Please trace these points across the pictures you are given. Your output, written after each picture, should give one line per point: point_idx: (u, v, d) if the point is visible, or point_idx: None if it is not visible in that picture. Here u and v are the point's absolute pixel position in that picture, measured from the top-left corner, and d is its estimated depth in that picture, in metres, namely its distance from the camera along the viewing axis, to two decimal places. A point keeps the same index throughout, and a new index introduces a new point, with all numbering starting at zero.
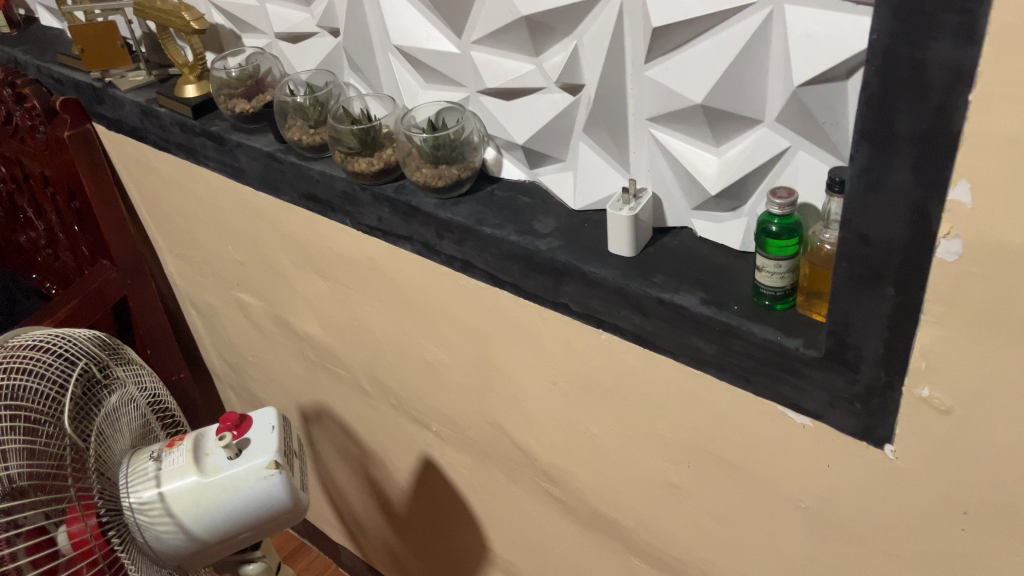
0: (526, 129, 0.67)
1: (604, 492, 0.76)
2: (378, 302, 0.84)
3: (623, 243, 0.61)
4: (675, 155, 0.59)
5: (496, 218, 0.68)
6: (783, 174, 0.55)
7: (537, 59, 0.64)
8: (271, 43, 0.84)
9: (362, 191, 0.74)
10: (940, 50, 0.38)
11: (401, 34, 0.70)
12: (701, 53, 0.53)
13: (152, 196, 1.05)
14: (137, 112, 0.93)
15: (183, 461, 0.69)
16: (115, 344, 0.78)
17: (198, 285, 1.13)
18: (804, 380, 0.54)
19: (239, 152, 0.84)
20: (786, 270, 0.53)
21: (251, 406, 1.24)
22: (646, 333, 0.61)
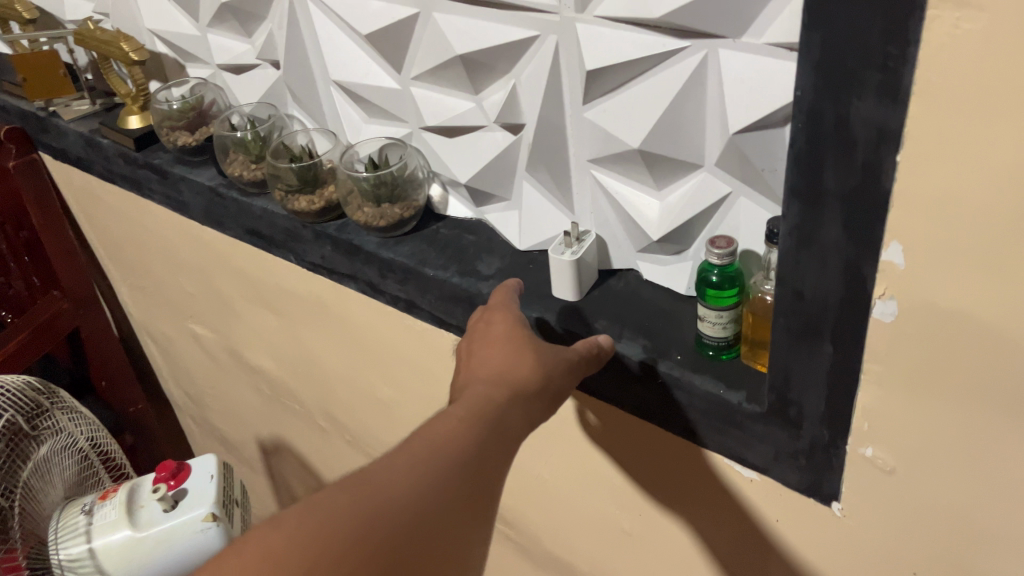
0: (470, 167, 0.65)
1: (559, 535, 0.74)
2: (327, 340, 0.82)
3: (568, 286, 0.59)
4: (617, 198, 0.57)
5: (439, 259, 0.66)
6: (725, 219, 0.53)
7: (476, 97, 0.61)
8: (215, 73, 0.81)
9: (304, 229, 0.72)
10: (864, 108, 0.36)
11: (339, 69, 0.68)
12: (638, 97, 0.51)
13: (102, 226, 1.02)
14: (81, 142, 0.90)
15: (116, 515, 0.69)
16: (53, 389, 0.74)
17: (152, 316, 1.10)
18: (748, 434, 0.52)
19: (182, 186, 0.81)
20: (727, 320, 0.51)
21: (212, 436, 1.22)
22: (590, 380, 0.59)
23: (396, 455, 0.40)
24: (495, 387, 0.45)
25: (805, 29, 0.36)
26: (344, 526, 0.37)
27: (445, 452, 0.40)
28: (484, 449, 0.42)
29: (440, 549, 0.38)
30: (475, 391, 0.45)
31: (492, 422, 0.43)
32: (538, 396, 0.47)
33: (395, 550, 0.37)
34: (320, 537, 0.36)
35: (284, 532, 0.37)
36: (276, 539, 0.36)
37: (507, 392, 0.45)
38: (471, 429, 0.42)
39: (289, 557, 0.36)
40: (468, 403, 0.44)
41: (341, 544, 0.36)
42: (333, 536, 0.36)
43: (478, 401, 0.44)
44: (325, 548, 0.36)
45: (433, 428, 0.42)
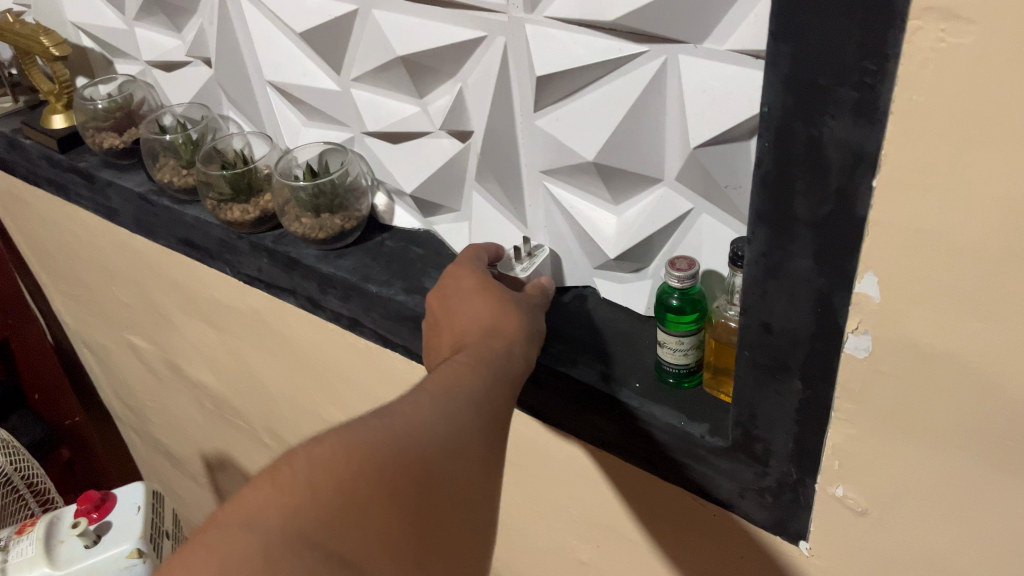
0: (415, 176, 0.60)
1: (514, 562, 0.71)
2: (269, 356, 0.77)
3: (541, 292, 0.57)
4: (572, 212, 0.53)
5: (384, 274, 0.61)
6: (687, 237, 0.49)
7: (421, 101, 0.57)
8: (145, 70, 0.76)
9: (239, 240, 0.67)
10: (838, 129, 0.32)
11: (275, 68, 0.63)
12: (592, 105, 0.47)
13: (29, 231, 0.96)
14: (2, 143, 0.84)
15: (34, 551, 0.68)
16: None
17: (87, 325, 1.04)
18: (711, 468, 0.48)
19: (110, 192, 0.76)
20: (689, 346, 0.47)
21: (155, 449, 1.16)
22: (544, 407, 0.55)
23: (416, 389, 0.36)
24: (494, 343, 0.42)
25: (775, 39, 0.32)
26: (386, 450, 0.32)
27: (465, 396, 0.36)
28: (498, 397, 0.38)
29: (475, 486, 0.34)
30: (472, 343, 0.41)
31: (503, 372, 0.40)
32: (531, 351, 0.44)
33: (438, 476, 0.33)
34: (362, 447, 0.32)
35: (326, 445, 0.32)
36: (320, 453, 0.31)
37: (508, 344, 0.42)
38: (481, 371, 0.38)
39: (335, 469, 0.31)
40: (474, 354, 0.40)
41: (385, 461, 0.32)
42: (375, 457, 0.32)
43: (483, 348, 0.41)
44: (371, 461, 0.31)
45: (445, 368, 0.38)
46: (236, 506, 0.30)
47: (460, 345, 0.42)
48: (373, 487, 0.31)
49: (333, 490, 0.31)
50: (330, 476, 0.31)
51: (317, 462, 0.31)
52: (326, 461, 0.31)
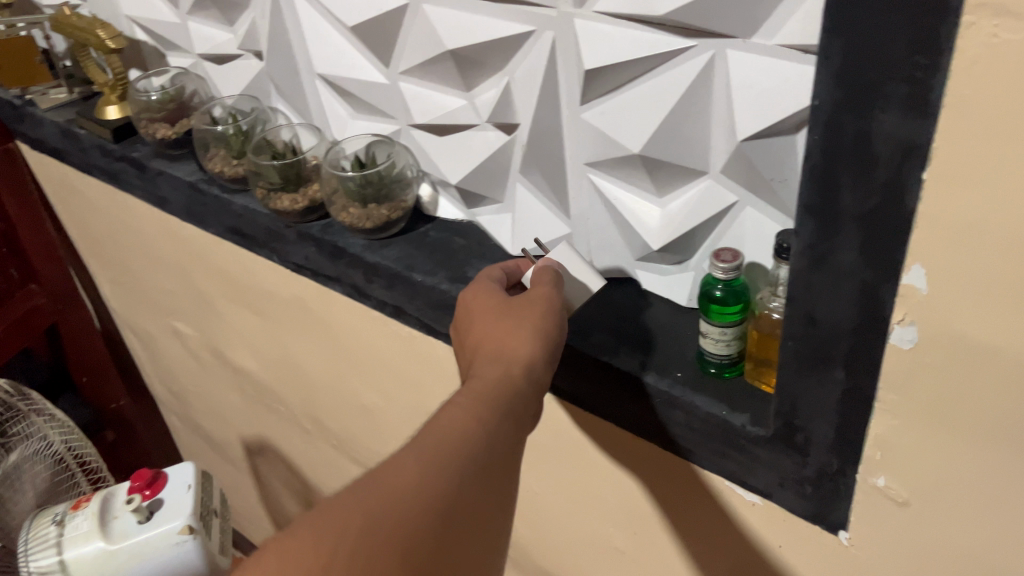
0: (460, 168, 0.62)
1: (549, 550, 0.72)
2: (311, 343, 0.79)
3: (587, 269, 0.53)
4: (615, 204, 0.54)
5: (428, 263, 0.63)
6: (730, 229, 0.50)
7: (468, 95, 0.58)
8: (196, 63, 0.78)
9: (287, 229, 0.68)
10: (888, 123, 0.32)
11: (325, 61, 0.64)
12: (639, 99, 0.48)
13: (80, 219, 0.99)
14: (57, 132, 0.87)
15: (88, 526, 0.67)
16: (24, 393, 0.74)
17: (133, 311, 1.06)
18: (750, 458, 0.49)
19: (161, 181, 0.78)
20: (732, 337, 0.48)
21: (196, 434, 1.19)
22: (585, 395, 0.56)
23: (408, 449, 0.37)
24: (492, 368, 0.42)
25: (826, 34, 0.33)
26: (379, 526, 0.34)
27: (458, 440, 0.37)
28: (502, 427, 0.39)
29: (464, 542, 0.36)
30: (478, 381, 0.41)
31: (509, 399, 0.40)
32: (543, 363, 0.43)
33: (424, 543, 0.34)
34: (338, 527, 0.33)
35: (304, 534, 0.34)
36: (296, 543, 0.34)
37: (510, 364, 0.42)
38: (486, 417, 0.39)
39: (309, 557, 0.33)
40: (478, 383, 0.41)
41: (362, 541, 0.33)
42: (361, 533, 0.33)
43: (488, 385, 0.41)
44: (344, 542, 0.33)
45: (445, 417, 0.39)
46: None
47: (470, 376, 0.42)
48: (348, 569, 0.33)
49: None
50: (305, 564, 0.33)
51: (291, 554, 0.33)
52: (302, 551, 0.33)
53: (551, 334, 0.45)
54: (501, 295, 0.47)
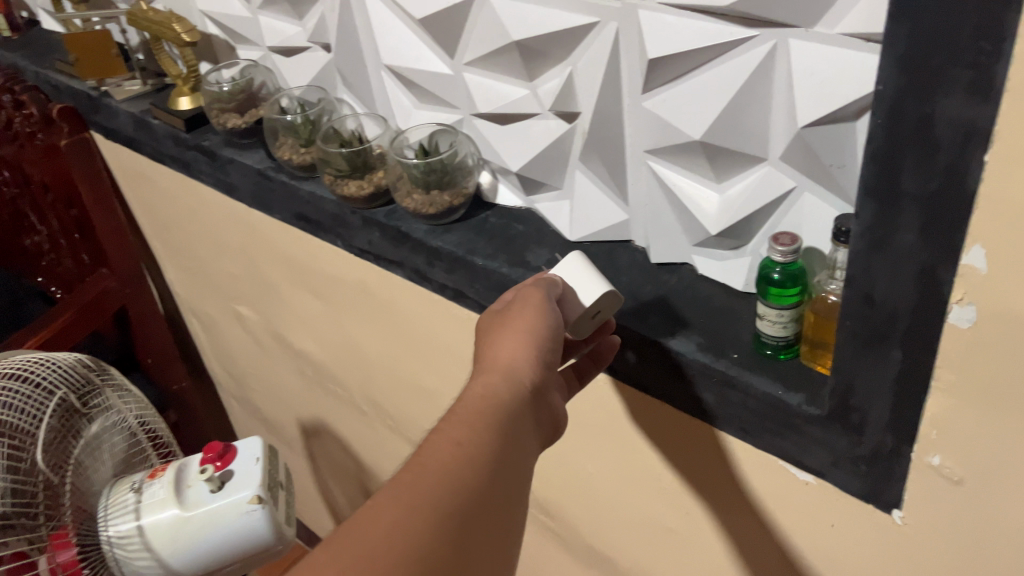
0: (521, 156, 0.64)
1: (601, 530, 0.74)
2: (371, 326, 0.82)
3: (594, 282, 0.51)
4: (674, 190, 0.56)
5: (488, 248, 0.65)
6: (788, 215, 0.52)
7: (531, 84, 0.60)
8: (265, 55, 0.81)
9: (352, 214, 0.71)
10: (950, 106, 0.34)
11: (391, 53, 0.67)
12: (700, 88, 0.50)
13: (150, 206, 1.03)
14: (132, 122, 0.91)
15: (164, 494, 0.67)
16: (102, 367, 0.77)
17: (197, 296, 1.11)
18: (805, 438, 0.50)
19: (230, 168, 0.81)
20: (789, 319, 0.49)
21: (253, 415, 1.23)
22: (642, 376, 0.58)
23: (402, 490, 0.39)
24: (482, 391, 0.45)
25: (892, 20, 0.34)
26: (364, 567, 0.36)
27: (441, 479, 0.39)
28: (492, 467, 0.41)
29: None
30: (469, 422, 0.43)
31: (498, 439, 0.42)
32: (538, 369, 0.46)
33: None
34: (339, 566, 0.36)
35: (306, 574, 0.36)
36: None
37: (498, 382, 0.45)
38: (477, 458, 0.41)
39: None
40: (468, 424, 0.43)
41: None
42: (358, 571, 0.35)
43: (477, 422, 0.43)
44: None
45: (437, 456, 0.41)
46: None
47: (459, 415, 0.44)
48: None
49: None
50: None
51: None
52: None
53: (545, 340, 0.47)
54: (500, 333, 0.48)
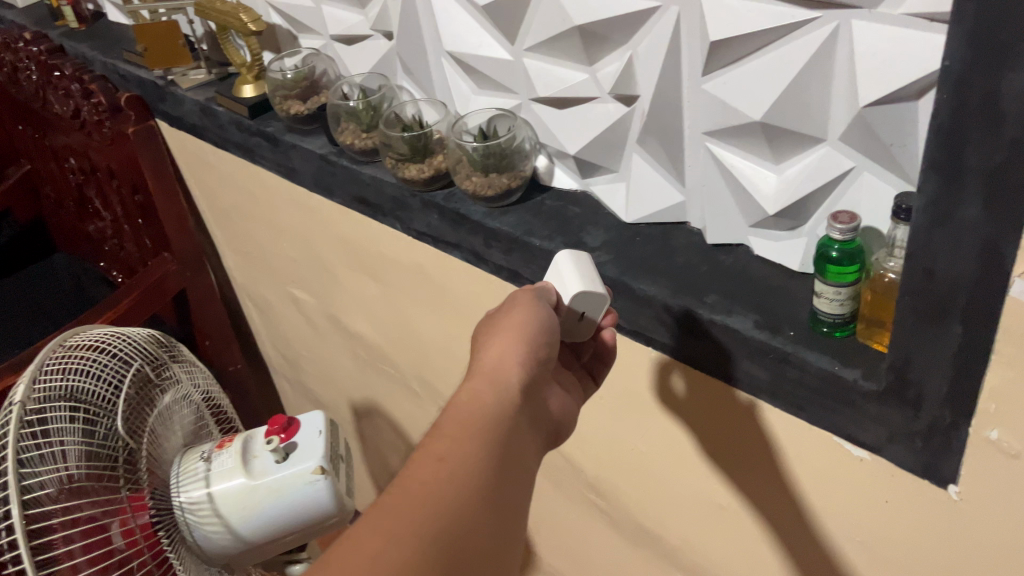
0: (579, 139, 0.65)
1: (651, 509, 0.76)
2: (426, 307, 0.84)
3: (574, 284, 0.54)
4: (732, 172, 0.57)
5: (545, 229, 0.66)
6: (846, 195, 0.52)
7: (590, 68, 0.62)
8: (327, 44, 0.84)
9: (411, 197, 0.74)
10: (1017, 81, 0.35)
11: (453, 39, 0.69)
12: (762, 70, 0.51)
13: (211, 192, 1.07)
14: (197, 110, 0.94)
15: (232, 463, 0.71)
16: (172, 343, 0.81)
17: (254, 279, 1.14)
18: (860, 413, 0.51)
19: (293, 153, 0.84)
20: (846, 296, 0.50)
21: (305, 397, 1.27)
22: (697, 354, 0.59)
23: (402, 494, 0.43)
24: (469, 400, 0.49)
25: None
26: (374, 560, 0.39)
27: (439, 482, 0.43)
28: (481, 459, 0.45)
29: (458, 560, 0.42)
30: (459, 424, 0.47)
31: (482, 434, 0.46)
32: (524, 370, 0.50)
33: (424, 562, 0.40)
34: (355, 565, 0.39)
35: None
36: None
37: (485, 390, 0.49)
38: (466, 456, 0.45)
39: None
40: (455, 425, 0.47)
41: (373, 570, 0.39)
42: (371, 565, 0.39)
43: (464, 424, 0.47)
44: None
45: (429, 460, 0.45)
46: None
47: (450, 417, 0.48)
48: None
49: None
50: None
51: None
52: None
53: (532, 345, 0.51)
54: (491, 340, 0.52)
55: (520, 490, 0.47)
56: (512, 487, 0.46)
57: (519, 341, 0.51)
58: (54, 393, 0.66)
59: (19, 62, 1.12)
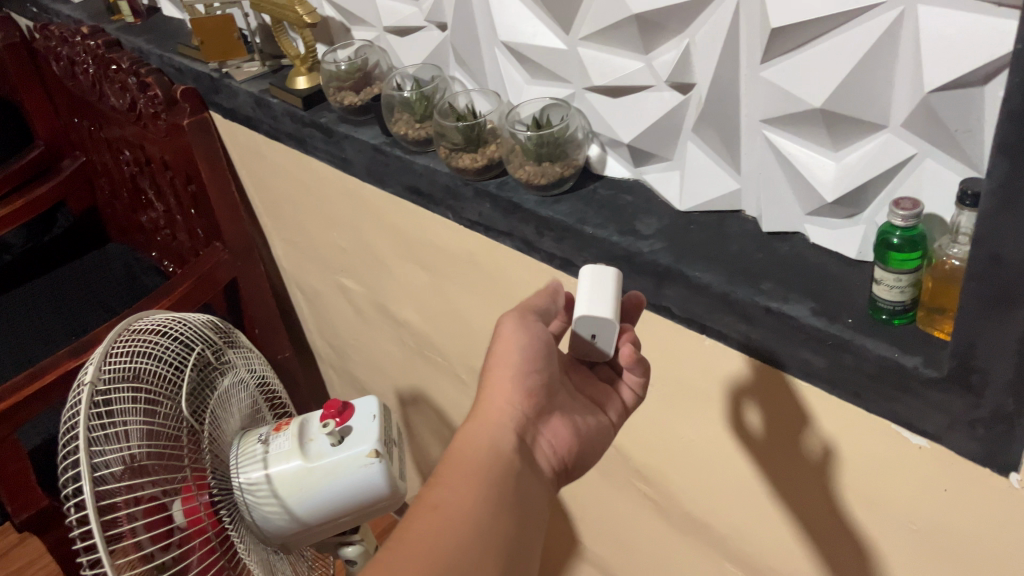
0: (633, 128, 0.66)
1: (699, 497, 0.76)
2: (475, 296, 0.85)
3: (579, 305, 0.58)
4: (789, 160, 0.57)
5: (598, 217, 0.67)
6: (907, 182, 0.52)
7: (646, 57, 0.62)
8: (380, 35, 0.85)
9: (464, 186, 0.75)
10: None
11: (508, 29, 0.69)
12: (823, 56, 0.51)
13: (263, 183, 1.09)
14: (251, 102, 0.96)
15: (289, 446, 0.72)
16: (229, 328, 0.83)
17: (303, 269, 1.16)
18: (920, 401, 0.51)
19: (346, 144, 0.86)
20: (907, 284, 0.50)
21: (351, 386, 1.29)
22: (752, 341, 0.59)
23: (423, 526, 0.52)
24: (469, 447, 0.58)
25: None
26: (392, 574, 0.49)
27: (445, 519, 0.52)
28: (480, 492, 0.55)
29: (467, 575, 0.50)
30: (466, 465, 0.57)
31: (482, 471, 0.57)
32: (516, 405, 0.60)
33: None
34: None
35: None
36: None
37: (485, 436, 0.59)
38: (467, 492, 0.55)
39: None
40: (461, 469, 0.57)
41: None
42: None
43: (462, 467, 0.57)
44: None
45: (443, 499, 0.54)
46: None
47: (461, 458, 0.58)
48: None
49: None
50: None
51: None
52: None
53: (524, 382, 0.61)
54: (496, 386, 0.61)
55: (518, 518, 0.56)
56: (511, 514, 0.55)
57: (513, 381, 0.60)
58: (119, 376, 0.68)
59: (77, 56, 1.15)
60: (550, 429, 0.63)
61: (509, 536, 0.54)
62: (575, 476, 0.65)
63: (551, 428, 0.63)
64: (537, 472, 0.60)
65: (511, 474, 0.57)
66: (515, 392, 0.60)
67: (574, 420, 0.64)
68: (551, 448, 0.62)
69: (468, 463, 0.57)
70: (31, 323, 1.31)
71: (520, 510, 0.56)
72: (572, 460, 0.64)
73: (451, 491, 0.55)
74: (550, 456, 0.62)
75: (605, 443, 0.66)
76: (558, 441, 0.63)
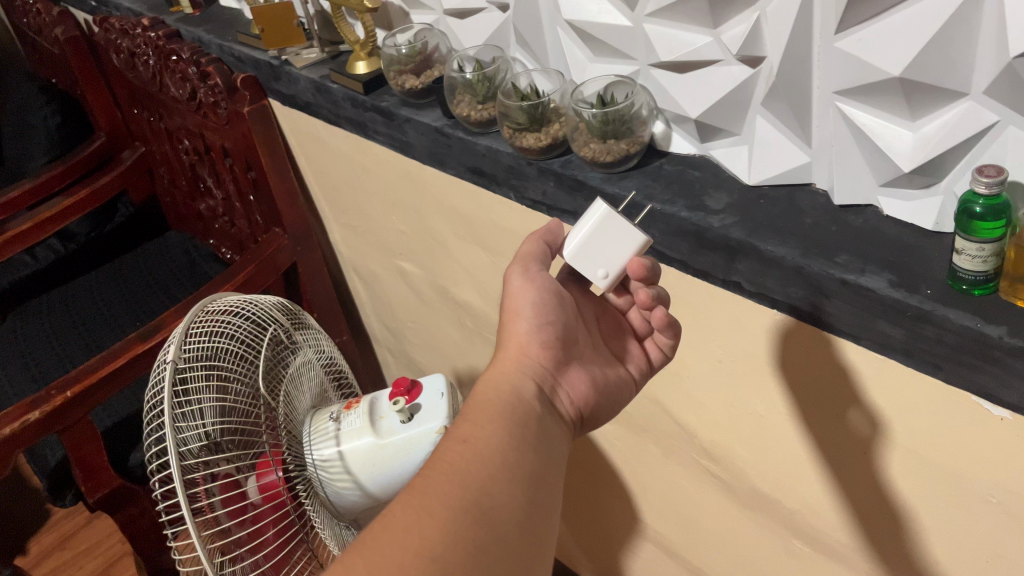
0: (701, 103, 0.66)
1: (767, 473, 0.76)
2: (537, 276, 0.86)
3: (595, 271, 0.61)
4: (864, 131, 0.56)
5: (666, 193, 0.67)
6: (989, 150, 0.51)
7: (714, 32, 0.62)
8: (440, 19, 0.86)
9: (528, 165, 0.75)
10: None
11: (573, 9, 0.70)
12: (903, 23, 0.50)
13: (322, 167, 1.11)
14: (311, 88, 0.98)
15: (361, 423, 0.75)
16: (298, 310, 0.85)
17: (362, 252, 1.18)
18: (1004, 370, 0.50)
19: (408, 127, 0.86)
20: (990, 253, 0.49)
21: (409, 368, 1.31)
22: (828, 315, 0.59)
23: (470, 460, 0.51)
24: (490, 391, 0.58)
25: None
26: (433, 499, 0.47)
27: (482, 458, 0.51)
28: (507, 433, 0.54)
29: (504, 511, 0.49)
30: (502, 408, 0.56)
31: (511, 412, 0.56)
32: (540, 357, 0.61)
33: (475, 507, 0.48)
34: (417, 504, 0.47)
35: (409, 507, 0.47)
36: (405, 515, 0.46)
37: (506, 382, 0.58)
38: (499, 434, 0.54)
39: (405, 520, 0.46)
40: (492, 410, 0.56)
41: (426, 512, 0.47)
42: (429, 502, 0.47)
43: (486, 411, 0.56)
44: (421, 511, 0.46)
45: (485, 441, 0.53)
46: (364, 545, 0.45)
47: (495, 402, 0.57)
48: (425, 519, 0.46)
49: (405, 524, 0.46)
50: (399, 519, 0.46)
51: (405, 520, 0.46)
52: (404, 523, 0.46)
53: (549, 323, 0.61)
54: (522, 327, 0.61)
55: (549, 476, 0.55)
56: (548, 477, 0.54)
57: (529, 329, 0.61)
58: (195, 356, 0.70)
59: (138, 48, 1.17)
60: (569, 381, 0.63)
61: (535, 473, 0.53)
62: (591, 427, 0.66)
63: (571, 379, 0.63)
64: (561, 422, 0.60)
65: (531, 417, 0.57)
66: (532, 343, 0.61)
67: (591, 374, 0.65)
68: (570, 399, 0.63)
69: (492, 406, 0.56)
70: (98, 309, 1.34)
71: (549, 462, 0.56)
72: (588, 411, 0.64)
73: (480, 428, 0.54)
74: (570, 406, 0.62)
75: (620, 400, 0.67)
76: (576, 393, 0.63)
